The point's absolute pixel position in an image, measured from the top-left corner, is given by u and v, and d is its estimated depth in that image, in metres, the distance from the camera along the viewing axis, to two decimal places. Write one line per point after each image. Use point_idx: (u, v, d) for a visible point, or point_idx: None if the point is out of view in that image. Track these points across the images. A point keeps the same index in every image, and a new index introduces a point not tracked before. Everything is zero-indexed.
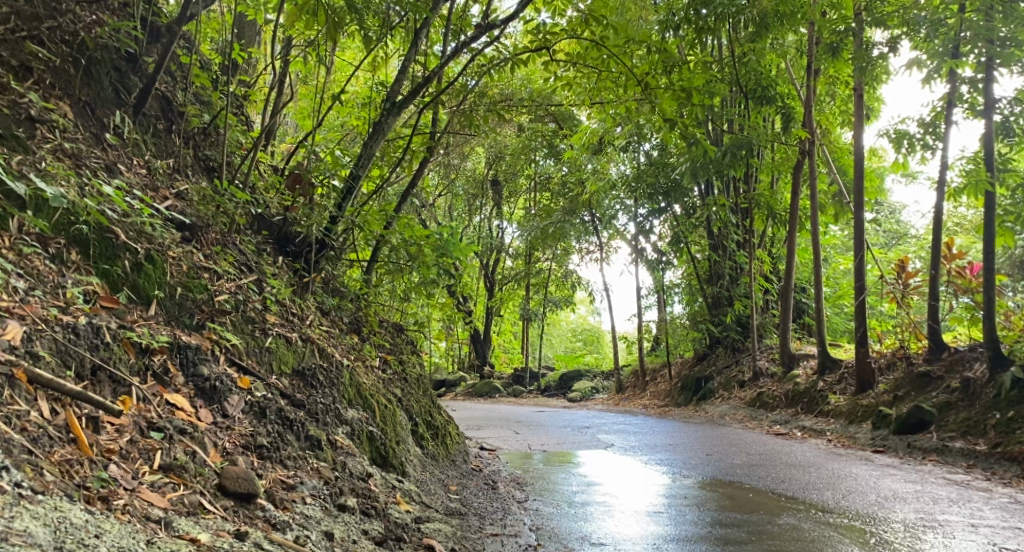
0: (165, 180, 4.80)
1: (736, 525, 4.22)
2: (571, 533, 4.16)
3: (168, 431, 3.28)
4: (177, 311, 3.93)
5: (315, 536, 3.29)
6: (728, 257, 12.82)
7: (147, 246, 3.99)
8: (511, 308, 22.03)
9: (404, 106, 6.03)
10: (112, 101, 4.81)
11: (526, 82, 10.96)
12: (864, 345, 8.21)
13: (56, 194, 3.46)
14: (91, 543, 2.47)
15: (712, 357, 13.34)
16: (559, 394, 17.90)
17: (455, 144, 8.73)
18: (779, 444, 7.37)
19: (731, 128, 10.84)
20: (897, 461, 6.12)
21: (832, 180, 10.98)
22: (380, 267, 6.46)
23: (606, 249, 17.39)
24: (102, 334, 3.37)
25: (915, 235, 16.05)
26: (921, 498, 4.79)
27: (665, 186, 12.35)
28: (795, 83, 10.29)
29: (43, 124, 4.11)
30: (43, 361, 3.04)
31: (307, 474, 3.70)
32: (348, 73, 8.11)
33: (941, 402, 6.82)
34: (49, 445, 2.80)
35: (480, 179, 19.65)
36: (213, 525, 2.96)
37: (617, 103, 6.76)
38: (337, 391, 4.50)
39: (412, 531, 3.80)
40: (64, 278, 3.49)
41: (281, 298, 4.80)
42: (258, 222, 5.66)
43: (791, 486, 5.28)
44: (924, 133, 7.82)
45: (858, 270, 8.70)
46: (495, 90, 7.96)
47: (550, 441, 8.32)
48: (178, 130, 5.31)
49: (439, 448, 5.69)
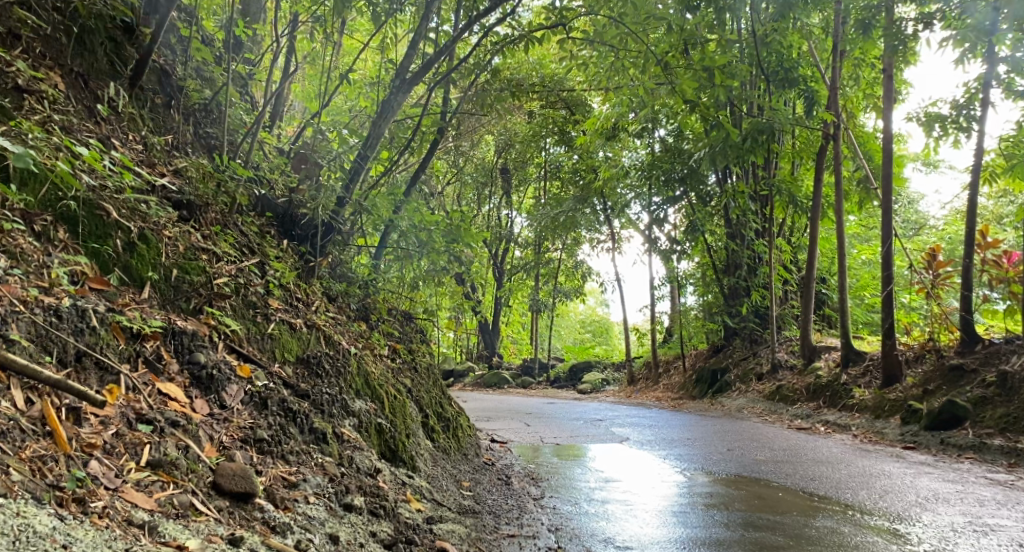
0: (162, 157, 4.49)
1: (771, 528, 3.94)
2: (594, 534, 3.89)
3: (159, 424, 3.01)
4: (172, 294, 3.66)
5: (319, 540, 3.02)
6: (745, 246, 12.49)
7: (141, 224, 3.70)
8: (521, 299, 21.72)
9: (415, 83, 5.71)
10: (106, 73, 4.49)
11: (537, 65, 10.61)
12: (891, 338, 7.89)
13: (21, 153, 2.98)
14: None
15: (728, 349, 13.01)
16: (569, 386, 17.66)
17: (464, 129, 8.41)
18: (803, 439, 7.07)
19: (752, 112, 10.49)
20: (931, 459, 5.83)
21: (856, 166, 10.60)
22: (389, 253, 6.20)
23: (617, 239, 17.11)
24: (88, 317, 3.09)
25: (934, 227, 15.63)
26: (965, 500, 4.50)
27: (681, 173, 12.01)
28: (818, 66, 9.90)
29: (31, 94, 3.78)
30: (18, 347, 2.77)
31: (311, 470, 3.43)
32: (355, 53, 7.81)
33: (977, 396, 6.52)
34: (20, 440, 2.53)
35: (490, 167, 19.34)
36: (204, 530, 2.70)
37: (633, 85, 6.42)
38: (343, 381, 4.24)
39: (424, 532, 3.53)
40: (50, 258, 3.20)
41: (285, 282, 4.52)
42: (261, 203, 5.36)
43: (822, 485, 4.99)
44: (957, 115, 7.44)
45: (885, 258, 8.34)
46: (507, 71, 7.63)
47: (562, 433, 8.04)
48: (178, 105, 4.99)
49: (451, 442, 5.42)
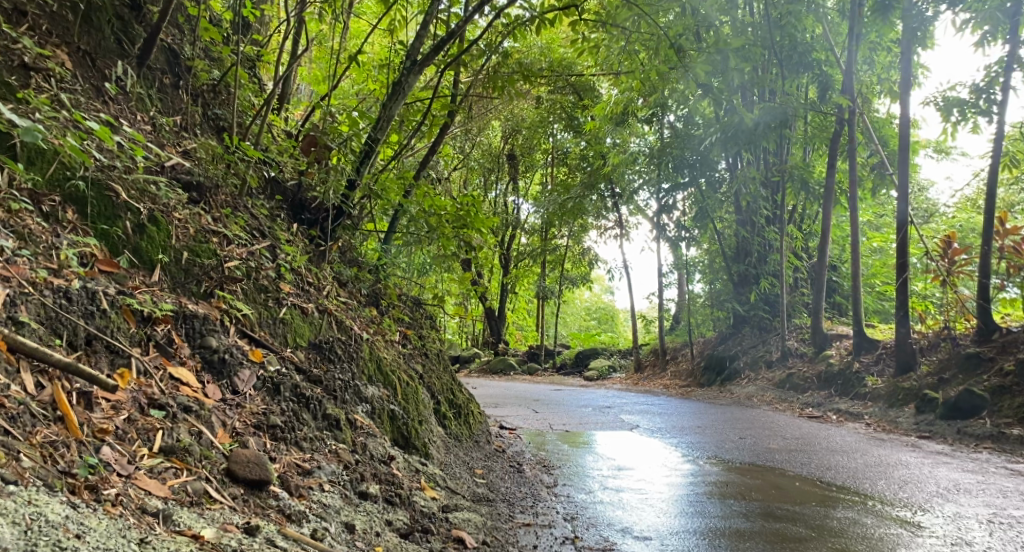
0: (171, 138, 4.41)
1: (791, 519, 3.87)
2: (611, 523, 3.83)
3: (171, 409, 2.94)
4: (183, 277, 3.58)
5: (334, 529, 2.96)
6: (756, 233, 12.36)
7: (151, 206, 3.61)
8: (526, 286, 21.62)
9: (426, 64, 5.53)
10: (114, 52, 4.37)
11: (547, 49, 10.46)
12: (906, 326, 7.81)
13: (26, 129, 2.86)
14: (69, 545, 2.15)
15: (737, 337, 12.93)
16: (575, 373, 17.63)
17: (474, 114, 8.24)
18: (815, 428, 7.01)
19: (765, 97, 10.35)
20: (948, 449, 5.76)
21: (871, 152, 10.44)
22: (399, 239, 6.08)
23: (624, 226, 17.00)
24: (99, 299, 3.03)
25: (945, 213, 15.45)
26: (987, 491, 4.43)
27: (692, 159, 11.86)
28: (834, 50, 9.71)
29: (38, 73, 3.68)
30: (28, 330, 2.71)
31: (325, 458, 3.38)
32: (364, 35, 7.67)
33: (995, 385, 6.45)
34: (30, 425, 2.47)
35: (496, 153, 19.22)
36: (219, 518, 2.65)
37: (644, 71, 6.24)
38: (356, 367, 4.18)
39: (440, 521, 3.48)
40: (59, 239, 3.11)
41: (296, 266, 4.44)
42: (271, 186, 5.27)
43: (839, 475, 4.91)
44: (977, 100, 7.30)
45: (902, 246, 8.19)
46: (516, 53, 7.47)
47: (571, 421, 7.98)
48: (186, 86, 4.88)
49: (462, 429, 5.35)
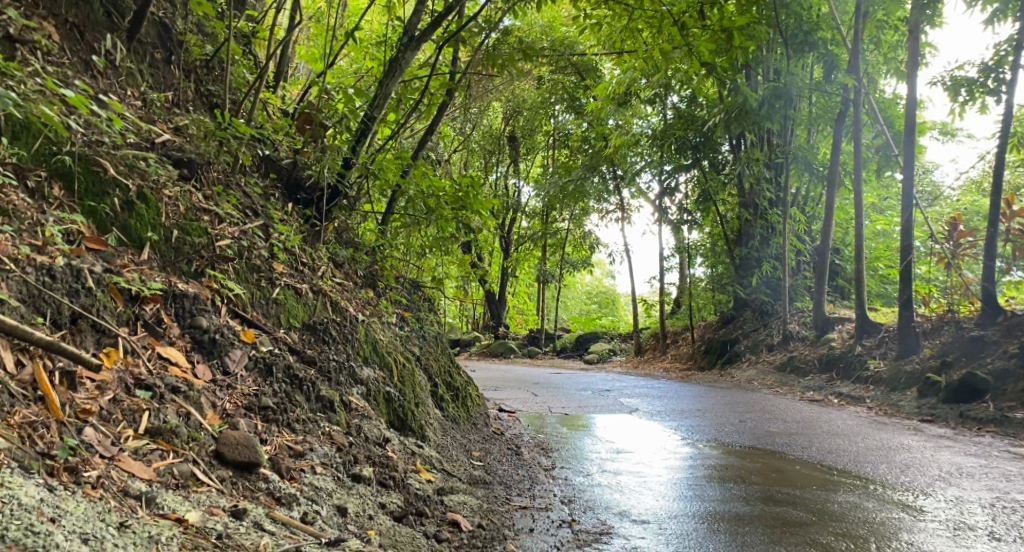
0: (163, 114, 4.32)
1: (792, 503, 3.82)
2: (609, 507, 3.77)
3: (158, 390, 2.87)
4: (173, 256, 3.50)
5: (326, 512, 2.91)
6: (759, 217, 12.13)
7: (140, 182, 3.52)
8: (527, 270, 21.54)
9: (423, 40, 5.39)
10: (103, 25, 4.26)
11: (548, 28, 10.29)
12: (908, 310, 7.73)
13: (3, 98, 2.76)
14: (44, 530, 2.09)
15: (739, 320, 12.88)
16: (575, 357, 17.61)
17: (474, 94, 8.11)
18: (816, 411, 6.96)
19: (769, 76, 10.20)
20: (950, 432, 5.70)
21: (876, 134, 10.31)
22: (396, 220, 5.97)
23: (626, 209, 16.89)
24: (84, 277, 2.95)
25: (949, 195, 15.33)
26: (990, 475, 4.37)
27: (695, 140, 11.74)
28: (840, 28, 9.55)
29: (23, 45, 3.60)
30: (8, 307, 2.64)
31: (317, 440, 3.31)
32: (360, 13, 7.52)
33: (998, 369, 6.39)
34: (9, 405, 2.41)
35: (497, 134, 19.04)
36: (205, 501, 2.59)
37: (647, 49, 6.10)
38: (351, 347, 4.11)
39: (435, 504, 3.43)
40: (44, 215, 3.04)
41: (290, 246, 4.35)
42: (265, 164, 5.18)
43: (840, 458, 4.86)
44: (986, 79, 7.17)
45: (906, 228, 8.08)
46: (518, 33, 7.33)
47: (571, 403, 7.93)
48: (178, 61, 4.78)
49: (461, 411, 5.30)
